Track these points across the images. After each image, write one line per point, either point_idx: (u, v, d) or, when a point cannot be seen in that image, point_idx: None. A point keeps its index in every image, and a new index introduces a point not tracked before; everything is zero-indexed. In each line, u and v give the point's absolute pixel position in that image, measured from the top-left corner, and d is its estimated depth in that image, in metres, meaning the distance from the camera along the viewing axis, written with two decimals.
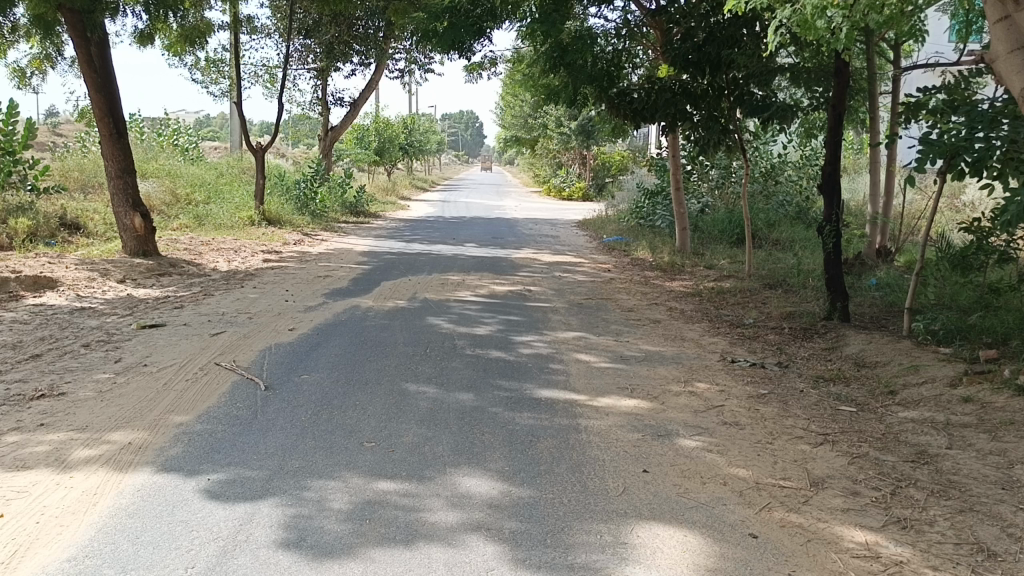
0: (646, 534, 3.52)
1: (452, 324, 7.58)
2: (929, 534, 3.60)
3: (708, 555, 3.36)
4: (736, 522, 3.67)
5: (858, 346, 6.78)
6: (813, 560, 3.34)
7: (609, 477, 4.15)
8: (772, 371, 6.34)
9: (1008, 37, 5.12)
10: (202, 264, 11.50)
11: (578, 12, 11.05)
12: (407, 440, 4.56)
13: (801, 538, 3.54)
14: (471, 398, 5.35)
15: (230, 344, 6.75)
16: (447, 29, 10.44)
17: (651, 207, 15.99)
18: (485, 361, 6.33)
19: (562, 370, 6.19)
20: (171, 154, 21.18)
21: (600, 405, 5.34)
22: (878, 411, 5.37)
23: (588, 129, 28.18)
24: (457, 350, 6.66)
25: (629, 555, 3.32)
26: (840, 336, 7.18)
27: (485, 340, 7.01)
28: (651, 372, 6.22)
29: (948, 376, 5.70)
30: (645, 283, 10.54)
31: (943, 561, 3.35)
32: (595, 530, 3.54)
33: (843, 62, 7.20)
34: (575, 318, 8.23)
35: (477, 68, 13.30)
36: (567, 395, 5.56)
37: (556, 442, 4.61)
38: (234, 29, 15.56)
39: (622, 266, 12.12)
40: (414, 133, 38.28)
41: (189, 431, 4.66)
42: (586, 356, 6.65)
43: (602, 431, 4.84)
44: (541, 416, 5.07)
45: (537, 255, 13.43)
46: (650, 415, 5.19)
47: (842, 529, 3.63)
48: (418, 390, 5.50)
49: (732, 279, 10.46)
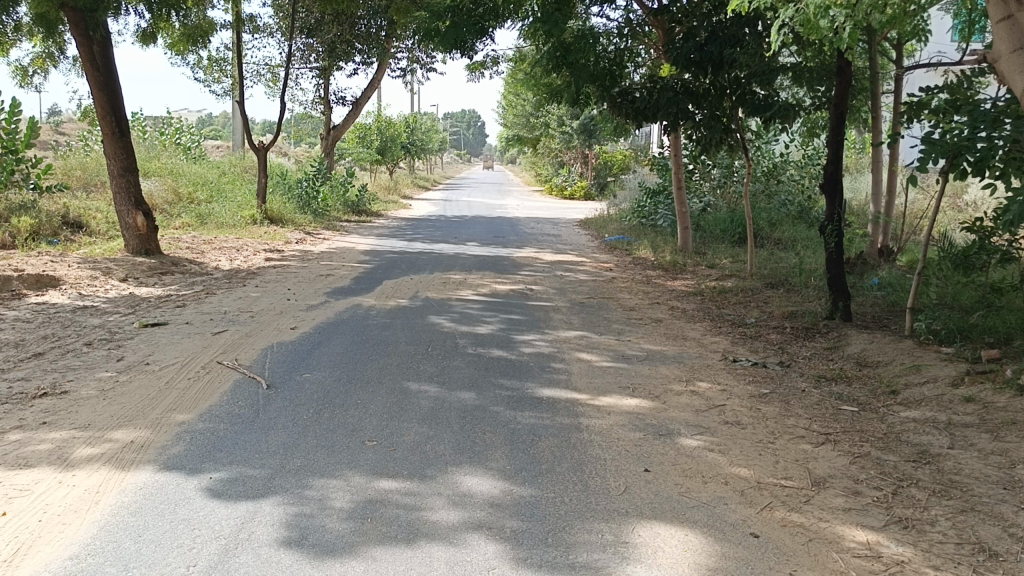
0: (647, 533, 3.53)
1: (453, 323, 7.58)
2: (930, 533, 3.60)
3: (709, 554, 3.36)
4: (737, 522, 3.67)
5: (860, 345, 6.78)
6: (814, 560, 3.34)
7: (610, 476, 4.15)
8: (774, 371, 6.33)
9: (1010, 37, 5.12)
10: (205, 263, 11.52)
11: (580, 12, 11.04)
12: (408, 439, 4.56)
13: (802, 538, 3.54)
14: (472, 397, 5.36)
15: (232, 342, 6.75)
16: (450, 29, 10.45)
17: (653, 206, 16.00)
18: (486, 360, 6.34)
19: (563, 369, 6.20)
20: (173, 153, 21.21)
21: (601, 404, 5.34)
22: (879, 411, 5.38)
23: (590, 128, 28.18)
24: (458, 348, 6.66)
25: (630, 554, 3.32)
26: (841, 335, 7.17)
27: (486, 339, 7.01)
28: (652, 372, 6.23)
29: (949, 375, 5.70)
30: (646, 282, 10.54)
31: (945, 561, 3.35)
32: (596, 529, 3.54)
33: (846, 61, 7.20)
34: (576, 317, 8.23)
35: (479, 67, 13.30)
36: (568, 394, 5.56)
37: (556, 441, 4.62)
38: (236, 29, 15.57)
39: (623, 266, 12.12)
40: (416, 132, 38.30)
41: (191, 429, 4.67)
42: (588, 356, 6.65)
43: (603, 430, 4.84)
44: (542, 415, 5.07)
45: (538, 254, 13.44)
46: (651, 414, 5.19)
47: (843, 529, 3.63)
48: (420, 389, 5.50)
49: (733, 278, 10.46)
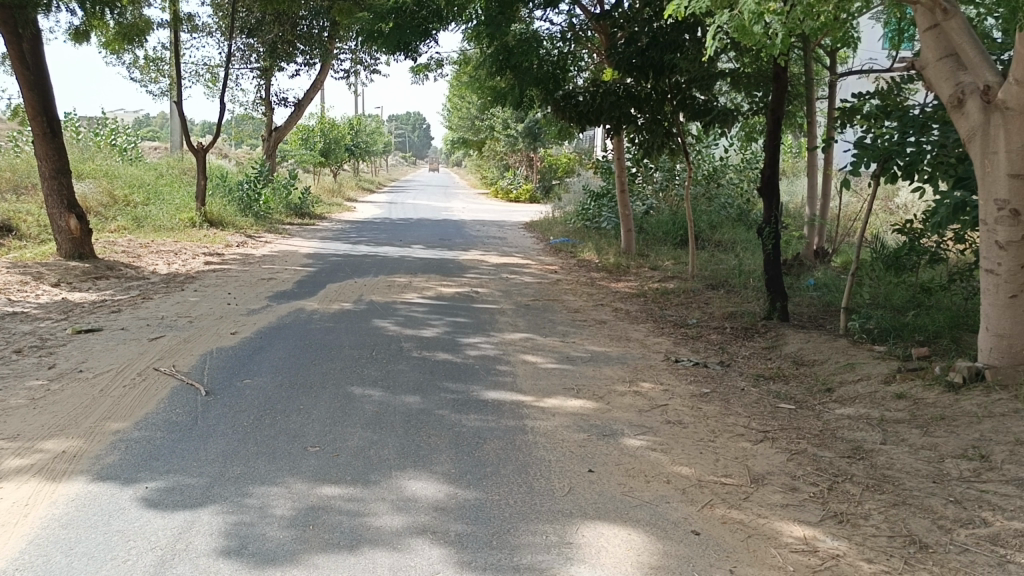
0: (591, 533, 3.55)
1: (399, 327, 7.53)
2: (864, 527, 3.71)
3: (652, 553, 3.40)
4: (679, 520, 3.73)
5: (797, 344, 6.94)
6: (753, 556, 3.41)
7: (555, 477, 4.17)
8: (715, 371, 6.45)
9: (937, 46, 5.39)
10: (141, 267, 11.23)
11: (523, 15, 11.09)
12: (352, 444, 4.52)
13: (741, 534, 3.61)
14: (417, 400, 5.33)
15: (170, 348, 6.60)
16: (393, 30, 10.39)
17: (597, 209, 16.15)
18: (432, 363, 6.31)
19: (508, 372, 6.21)
20: (108, 154, 20.64)
21: (546, 406, 5.36)
22: (815, 408, 5.52)
23: (535, 131, 28.33)
24: (404, 352, 6.62)
25: (574, 555, 3.35)
26: (780, 335, 7.34)
27: (432, 342, 6.98)
28: (596, 373, 6.28)
29: (882, 373, 5.87)
30: (591, 284, 10.63)
31: (878, 554, 3.45)
32: (541, 530, 3.55)
33: (781, 68, 7.40)
34: (522, 319, 8.26)
35: (423, 69, 13.26)
36: (514, 396, 5.57)
37: (502, 444, 4.62)
38: (174, 27, 15.24)
39: (568, 268, 12.21)
40: (360, 134, 37.99)
41: (126, 438, 4.54)
42: (533, 357, 6.68)
43: (548, 432, 4.87)
44: (487, 418, 5.07)
45: (484, 256, 13.46)
46: (596, 415, 5.24)
47: (781, 524, 3.72)
48: (364, 393, 5.45)
49: (675, 279, 10.63)
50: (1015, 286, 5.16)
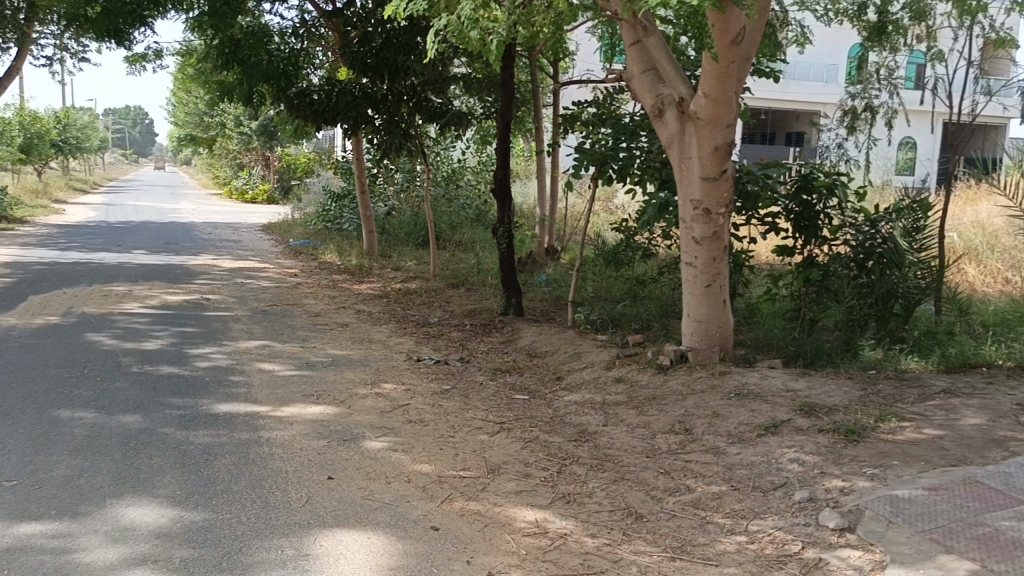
0: (329, 541, 3.47)
1: (116, 340, 6.87)
2: (588, 505, 3.99)
3: (391, 553, 3.39)
4: (418, 517, 3.76)
5: (530, 338, 7.31)
6: (489, 544, 3.53)
7: (292, 488, 4.03)
8: (455, 367, 6.60)
9: (640, 58, 5.92)
10: None
11: (251, 7, 10.58)
12: (57, 474, 4.03)
13: (478, 524, 3.72)
14: (136, 419, 4.89)
15: None
16: (101, 14, 9.41)
17: (338, 210, 15.90)
18: (155, 378, 5.83)
19: (243, 382, 5.90)
20: None
21: (284, 415, 5.17)
22: (547, 397, 5.84)
23: (271, 130, 27.26)
24: (122, 367, 6.05)
25: (311, 566, 3.25)
26: (515, 329, 7.69)
27: (156, 356, 6.45)
28: (337, 377, 6.17)
29: (604, 360, 6.36)
30: (333, 286, 10.43)
31: (600, 528, 3.73)
32: (276, 545, 3.41)
33: (510, 54, 7.62)
34: (258, 325, 7.90)
35: (140, 59, 12.20)
36: (248, 407, 5.31)
37: (234, 458, 4.37)
38: None
39: (308, 271, 11.88)
40: (70, 129, 34.21)
41: None
42: (270, 365, 6.40)
43: (285, 441, 4.69)
44: (218, 432, 4.78)
45: (217, 261, 12.70)
46: (336, 420, 5.14)
47: (515, 511, 3.88)
48: (73, 416, 4.90)
49: (417, 279, 10.75)
50: (708, 277, 5.84)
